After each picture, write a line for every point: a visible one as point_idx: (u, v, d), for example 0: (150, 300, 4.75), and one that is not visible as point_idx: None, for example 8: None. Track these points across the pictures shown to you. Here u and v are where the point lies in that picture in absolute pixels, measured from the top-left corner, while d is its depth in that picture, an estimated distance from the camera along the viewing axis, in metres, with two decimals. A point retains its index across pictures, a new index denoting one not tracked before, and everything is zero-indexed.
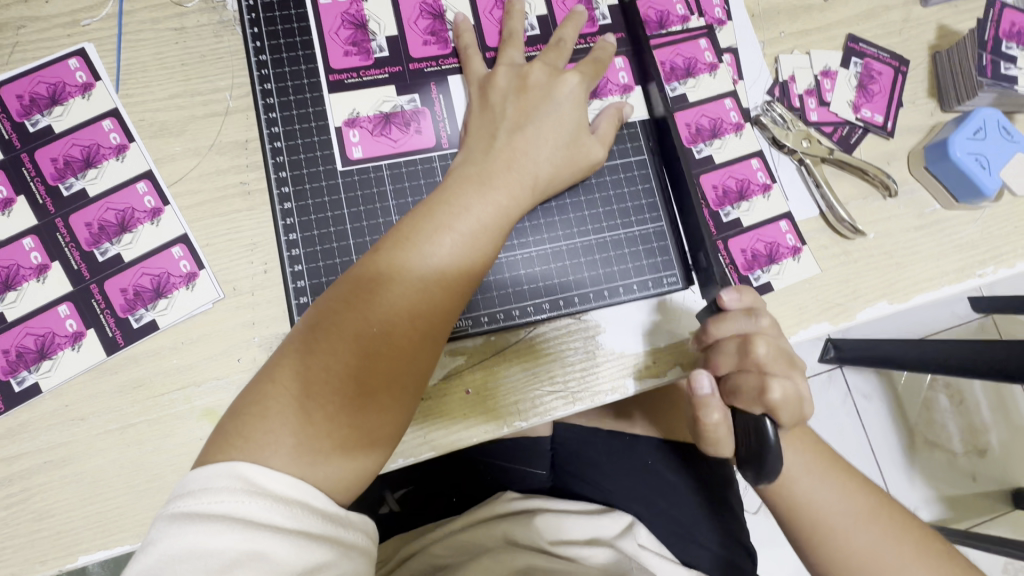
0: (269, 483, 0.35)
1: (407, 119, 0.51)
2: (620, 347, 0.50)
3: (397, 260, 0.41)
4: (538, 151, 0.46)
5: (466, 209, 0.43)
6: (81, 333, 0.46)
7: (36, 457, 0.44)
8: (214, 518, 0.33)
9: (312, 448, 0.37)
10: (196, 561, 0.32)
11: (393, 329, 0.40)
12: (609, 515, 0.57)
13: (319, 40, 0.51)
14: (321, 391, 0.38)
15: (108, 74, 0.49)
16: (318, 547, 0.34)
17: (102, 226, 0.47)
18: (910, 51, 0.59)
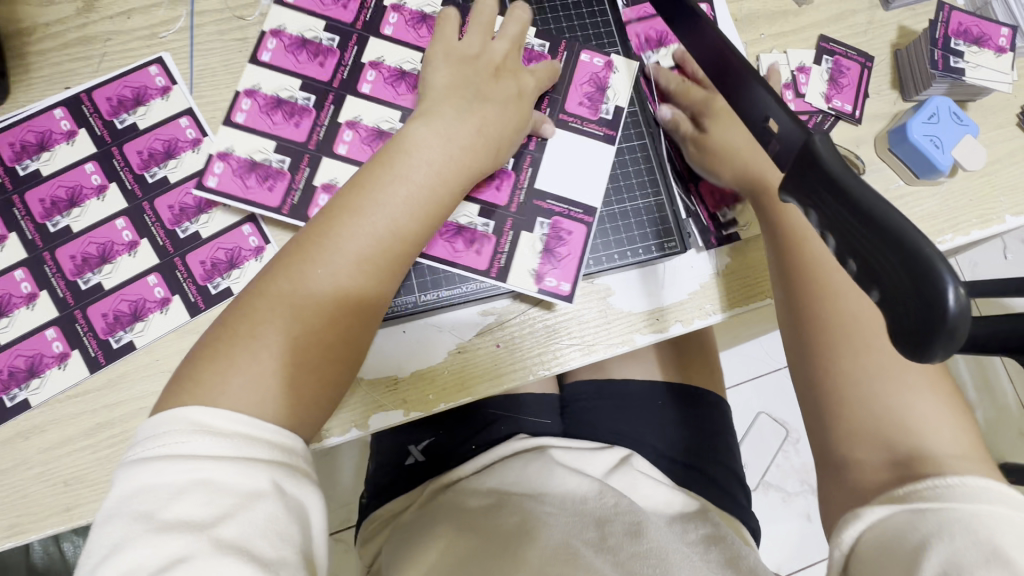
0: (220, 422, 0.38)
1: None
2: (629, 307, 0.58)
3: (356, 204, 0.47)
4: (494, 120, 0.53)
5: (414, 165, 0.49)
6: (168, 299, 0.53)
7: (133, 405, 0.51)
8: (165, 456, 0.36)
9: (286, 355, 0.43)
10: (150, 493, 0.35)
11: (352, 262, 0.46)
12: (610, 450, 0.70)
13: (371, 100, 0.58)
14: (294, 312, 0.44)
15: (183, 79, 0.57)
16: (257, 473, 0.37)
17: (183, 207, 0.55)
18: (874, 49, 0.68)
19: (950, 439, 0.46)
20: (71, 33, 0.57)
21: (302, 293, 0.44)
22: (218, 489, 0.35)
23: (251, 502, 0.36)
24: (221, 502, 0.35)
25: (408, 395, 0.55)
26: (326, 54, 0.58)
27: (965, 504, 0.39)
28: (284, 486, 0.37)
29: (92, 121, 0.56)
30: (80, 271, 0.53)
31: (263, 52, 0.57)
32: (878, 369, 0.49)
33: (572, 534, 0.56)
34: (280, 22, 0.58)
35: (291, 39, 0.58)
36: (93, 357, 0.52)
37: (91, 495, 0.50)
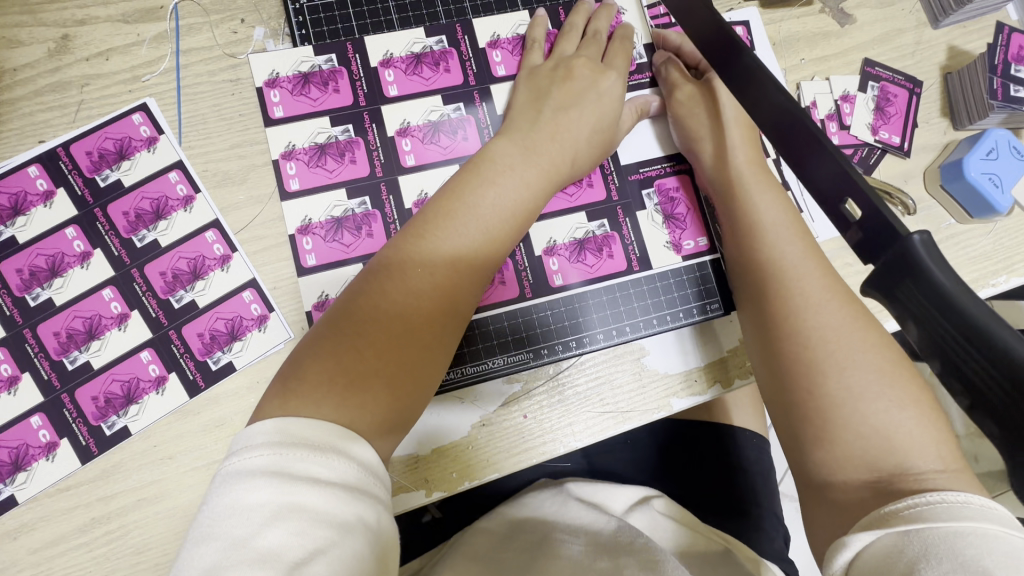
0: (314, 437, 0.36)
1: (453, 126, 0.52)
2: (665, 370, 0.54)
3: (449, 213, 0.45)
4: (581, 127, 0.50)
5: (510, 173, 0.47)
6: (164, 377, 0.49)
7: (130, 496, 0.47)
8: (257, 477, 0.33)
9: (366, 386, 0.40)
10: (240, 517, 0.32)
11: (443, 277, 0.43)
12: (631, 488, 0.65)
13: (424, 169, 0.51)
14: (379, 330, 0.41)
15: (170, 127, 0.52)
16: (353, 502, 0.34)
17: (176, 273, 0.50)
18: (922, 73, 0.62)
19: (932, 450, 0.39)
20: (43, 79, 0.51)
21: (390, 301, 0.42)
22: (310, 518, 0.33)
23: (345, 535, 0.33)
24: (315, 535, 0.32)
25: (430, 474, 0.50)
26: (352, 147, 0.51)
27: (948, 522, 0.33)
28: (372, 521, 0.35)
29: (72, 178, 0.50)
30: (65, 350, 0.48)
31: (283, 177, 0.51)
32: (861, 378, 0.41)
33: (584, 565, 0.50)
34: (286, 142, 0.51)
35: (306, 152, 0.51)
36: (83, 446, 0.47)
37: None
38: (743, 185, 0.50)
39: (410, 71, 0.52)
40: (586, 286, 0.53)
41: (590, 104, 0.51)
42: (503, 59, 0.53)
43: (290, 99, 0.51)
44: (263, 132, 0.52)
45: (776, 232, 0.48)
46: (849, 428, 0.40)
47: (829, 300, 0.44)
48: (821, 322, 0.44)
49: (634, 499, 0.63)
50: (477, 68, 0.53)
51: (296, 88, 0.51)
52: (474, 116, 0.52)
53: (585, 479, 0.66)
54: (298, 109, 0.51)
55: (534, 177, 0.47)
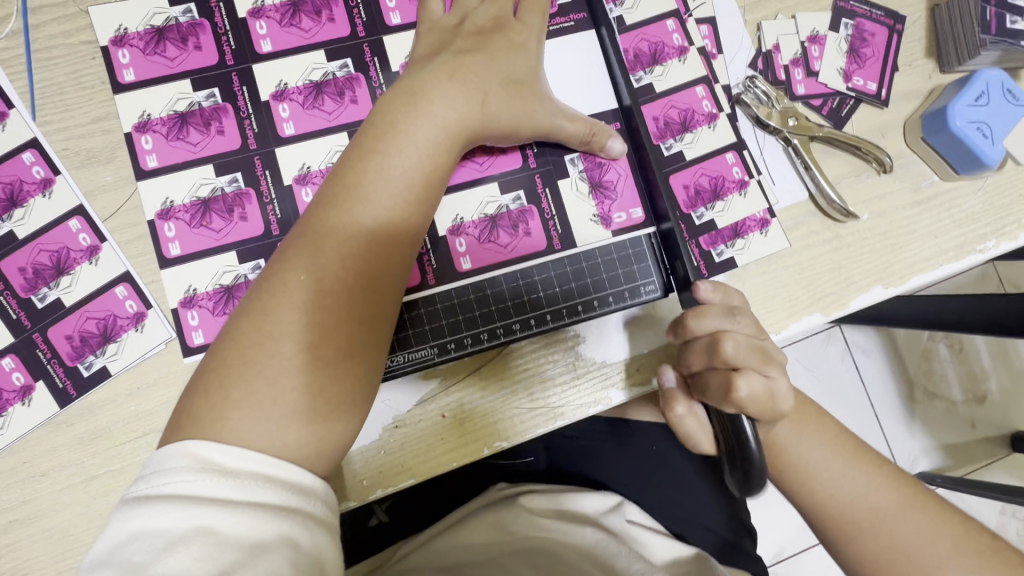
0: (227, 458, 0.32)
1: (340, 86, 0.44)
2: (602, 358, 0.48)
3: (334, 204, 0.37)
4: (492, 73, 0.42)
5: (403, 138, 0.39)
6: (30, 387, 0.43)
7: (1, 517, 0.43)
8: (164, 498, 0.30)
9: (265, 419, 0.34)
10: (142, 542, 0.29)
11: (342, 280, 0.36)
12: (598, 493, 0.58)
13: (303, 139, 0.44)
14: (270, 359, 0.35)
15: (22, 100, 0.45)
16: (274, 520, 0.31)
17: (36, 269, 0.44)
18: (904, 6, 0.54)
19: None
20: None
21: (285, 319, 0.35)
22: (222, 542, 0.29)
23: (256, 558, 0.29)
24: (224, 559, 0.29)
25: (341, 485, 0.45)
26: (219, 117, 0.44)
27: None
28: (298, 538, 0.31)
29: None
30: None
31: (138, 154, 0.44)
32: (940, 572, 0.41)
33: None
34: (140, 110, 0.44)
35: (164, 122, 0.44)
36: None
37: None
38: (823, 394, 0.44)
39: (287, 22, 0.44)
40: (502, 269, 0.47)
41: (494, 53, 0.43)
42: (398, 5, 0.46)
43: (142, 59, 0.44)
44: (113, 99, 0.45)
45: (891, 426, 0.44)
46: None
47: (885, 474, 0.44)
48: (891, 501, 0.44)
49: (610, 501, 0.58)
50: (367, 16, 0.45)
51: (148, 46, 0.44)
52: (360, 74, 0.45)
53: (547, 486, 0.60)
54: (157, 72, 0.44)
55: (432, 138, 0.39)
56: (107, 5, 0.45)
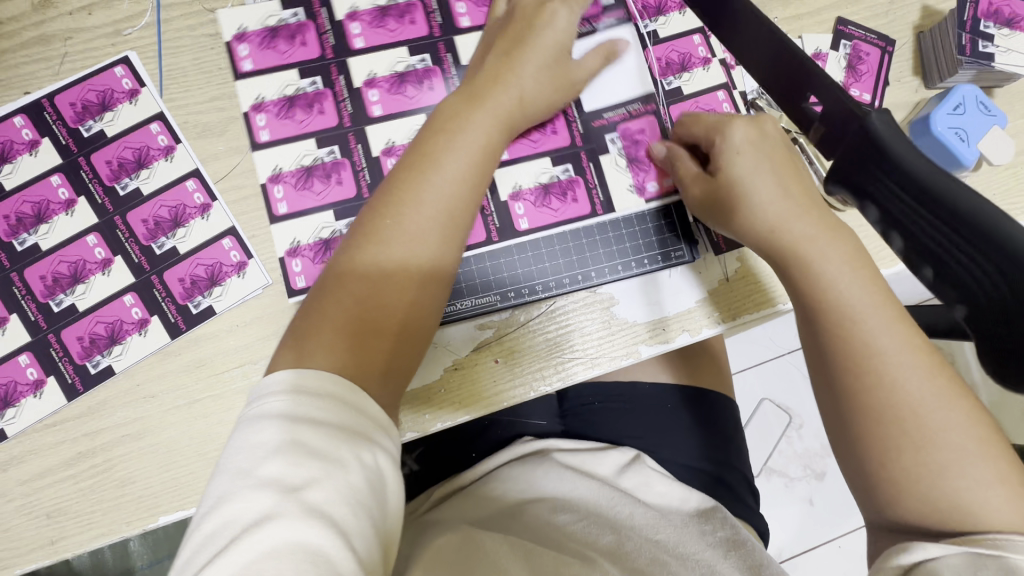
0: (315, 385, 0.37)
1: (419, 76, 0.54)
2: (632, 317, 0.55)
3: (415, 176, 0.44)
4: (529, 68, 0.49)
5: (469, 125, 0.46)
6: (146, 320, 0.50)
7: (115, 432, 0.49)
8: (263, 418, 0.35)
9: (362, 348, 0.40)
10: (247, 451, 0.34)
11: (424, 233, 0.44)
12: (616, 449, 0.65)
13: (389, 119, 0.53)
14: (367, 299, 0.42)
15: (152, 80, 0.53)
16: (349, 444, 0.35)
17: (157, 221, 0.52)
18: (895, 32, 0.63)
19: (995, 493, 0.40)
20: (27, 32, 0.52)
21: (379, 267, 0.42)
22: (309, 455, 0.34)
23: (338, 470, 0.34)
24: (309, 467, 0.33)
25: (408, 414, 0.52)
26: (320, 100, 0.53)
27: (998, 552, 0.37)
28: (365, 458, 0.35)
29: (57, 129, 0.52)
30: (51, 293, 0.50)
31: (253, 127, 0.53)
32: (957, 454, 0.40)
33: (588, 539, 0.52)
34: (255, 94, 0.53)
35: (276, 104, 0.53)
36: (70, 384, 0.49)
37: (78, 527, 0.48)
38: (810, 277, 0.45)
39: (376, 23, 0.54)
40: (553, 232, 0.55)
41: (538, 43, 0.50)
42: (467, 10, 0.55)
43: (259, 53, 0.53)
44: (233, 84, 0.53)
45: (871, 340, 0.42)
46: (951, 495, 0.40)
47: (909, 376, 0.42)
48: (911, 402, 0.41)
49: (625, 459, 0.64)
50: (442, 19, 0.55)
51: (264, 42, 0.53)
52: (438, 67, 0.54)
53: (572, 443, 0.67)
54: (271, 62, 0.53)
55: (492, 118, 0.47)
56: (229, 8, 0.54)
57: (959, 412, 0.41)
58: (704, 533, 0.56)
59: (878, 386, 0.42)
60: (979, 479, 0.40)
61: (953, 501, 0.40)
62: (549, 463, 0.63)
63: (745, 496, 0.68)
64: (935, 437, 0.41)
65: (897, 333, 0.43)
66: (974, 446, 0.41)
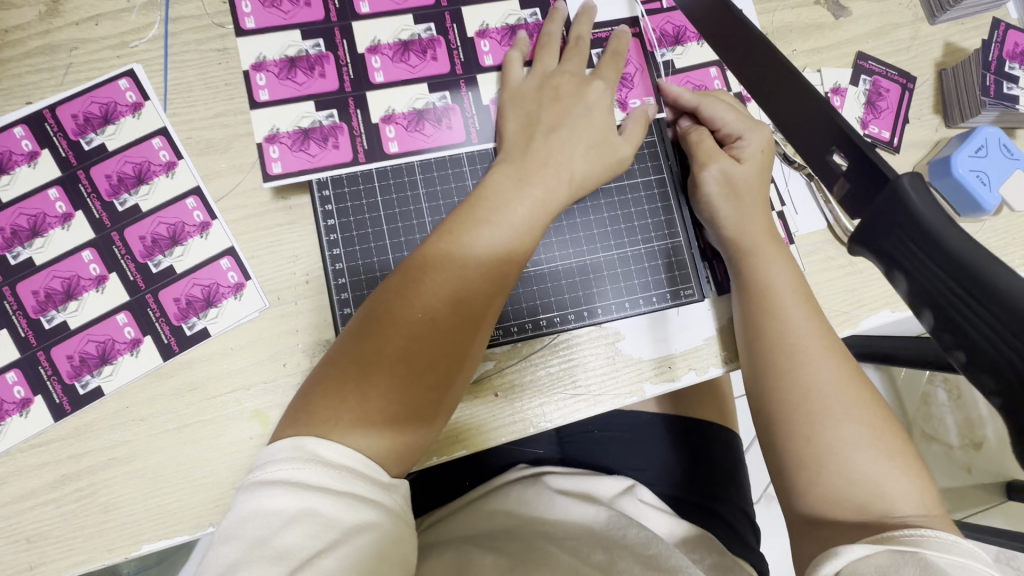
0: (332, 454, 0.37)
1: (438, 115, 0.53)
2: (637, 354, 0.54)
3: (479, 219, 0.45)
4: (577, 146, 0.50)
5: (513, 208, 0.46)
6: (139, 340, 0.49)
7: (100, 455, 0.48)
8: (278, 484, 0.35)
9: (411, 385, 0.41)
10: (260, 519, 0.34)
11: (483, 270, 0.44)
12: (611, 478, 0.64)
13: (406, 158, 0.53)
14: (423, 332, 0.42)
15: (156, 94, 0.52)
16: (364, 508, 0.36)
17: (153, 240, 0.50)
18: (917, 68, 0.62)
19: (915, 498, 0.39)
20: (33, 40, 0.52)
21: (434, 296, 0.42)
22: (325, 522, 0.34)
23: (348, 539, 0.34)
24: (323, 537, 0.34)
25: None
26: (337, 134, 0.52)
27: (940, 552, 0.33)
28: (375, 524, 0.36)
29: (57, 140, 0.51)
30: (43, 309, 0.49)
31: (265, 159, 0.51)
32: (858, 440, 0.41)
33: (580, 556, 0.50)
34: (270, 124, 0.51)
35: (290, 136, 0.51)
36: (58, 404, 0.48)
37: (58, 553, 0.46)
38: (750, 265, 0.49)
39: (397, 58, 0.53)
40: (560, 266, 0.54)
41: (587, 119, 0.51)
42: (491, 48, 0.55)
43: (275, 82, 0.52)
44: (249, 115, 0.52)
45: (789, 320, 0.46)
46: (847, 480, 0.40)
47: (826, 360, 0.44)
48: (819, 383, 0.43)
49: (620, 487, 0.63)
50: (464, 57, 0.54)
51: (282, 72, 0.52)
52: (454, 105, 0.54)
53: (565, 469, 0.66)
54: (285, 92, 0.52)
55: (562, 168, 0.49)
56: (246, 35, 0.52)
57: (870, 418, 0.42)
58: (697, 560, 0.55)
59: (800, 368, 0.44)
60: (885, 470, 0.40)
61: (859, 482, 0.40)
62: (541, 488, 0.62)
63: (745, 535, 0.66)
64: (840, 415, 0.42)
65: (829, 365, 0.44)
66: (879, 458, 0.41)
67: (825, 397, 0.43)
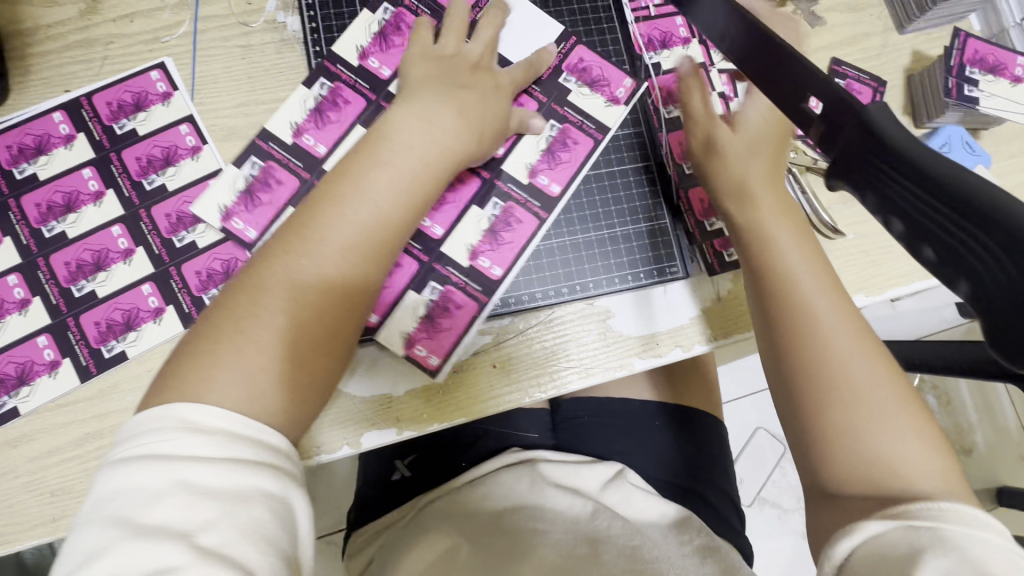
0: (200, 417, 0.36)
1: (318, 116, 0.57)
2: (625, 330, 0.58)
3: (359, 175, 0.46)
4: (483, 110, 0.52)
5: (367, 190, 0.45)
6: (162, 309, 0.53)
7: (122, 416, 0.51)
8: (142, 461, 0.34)
9: (298, 338, 0.41)
10: (125, 496, 0.33)
11: (378, 228, 0.45)
12: (604, 464, 0.67)
13: (570, 191, 0.58)
14: (303, 293, 0.42)
15: (184, 85, 0.57)
16: (240, 477, 0.34)
17: (449, 308, 0.55)
18: (887, 73, 0.67)
19: (917, 452, 0.41)
20: (72, 35, 0.56)
21: (316, 267, 0.43)
22: (195, 491, 0.33)
23: (236, 505, 0.34)
24: (202, 507, 0.33)
25: (403, 415, 0.54)
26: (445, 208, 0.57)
27: (961, 527, 0.36)
28: (261, 487, 0.35)
29: (92, 125, 0.55)
30: (74, 279, 0.52)
31: (483, 271, 0.56)
32: (876, 405, 0.42)
33: (565, 549, 0.54)
34: (313, 52, 0.58)
35: (329, 57, 0.58)
36: (84, 366, 0.51)
37: (79, 507, 0.49)
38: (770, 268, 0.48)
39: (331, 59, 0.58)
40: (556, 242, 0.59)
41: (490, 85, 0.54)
42: (379, 63, 0.59)
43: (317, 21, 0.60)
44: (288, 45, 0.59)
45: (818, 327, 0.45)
46: (861, 459, 0.41)
47: (823, 300, 0.45)
48: (852, 383, 0.43)
49: (610, 474, 0.66)
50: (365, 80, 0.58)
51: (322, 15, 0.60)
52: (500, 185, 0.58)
53: (559, 456, 0.68)
54: (444, 224, 0.57)
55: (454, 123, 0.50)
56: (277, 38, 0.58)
57: (888, 378, 0.43)
58: (683, 542, 0.57)
59: (815, 345, 0.44)
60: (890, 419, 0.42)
61: (874, 460, 0.41)
62: (532, 478, 0.64)
63: (730, 513, 0.70)
64: (858, 385, 0.43)
65: (822, 278, 0.47)
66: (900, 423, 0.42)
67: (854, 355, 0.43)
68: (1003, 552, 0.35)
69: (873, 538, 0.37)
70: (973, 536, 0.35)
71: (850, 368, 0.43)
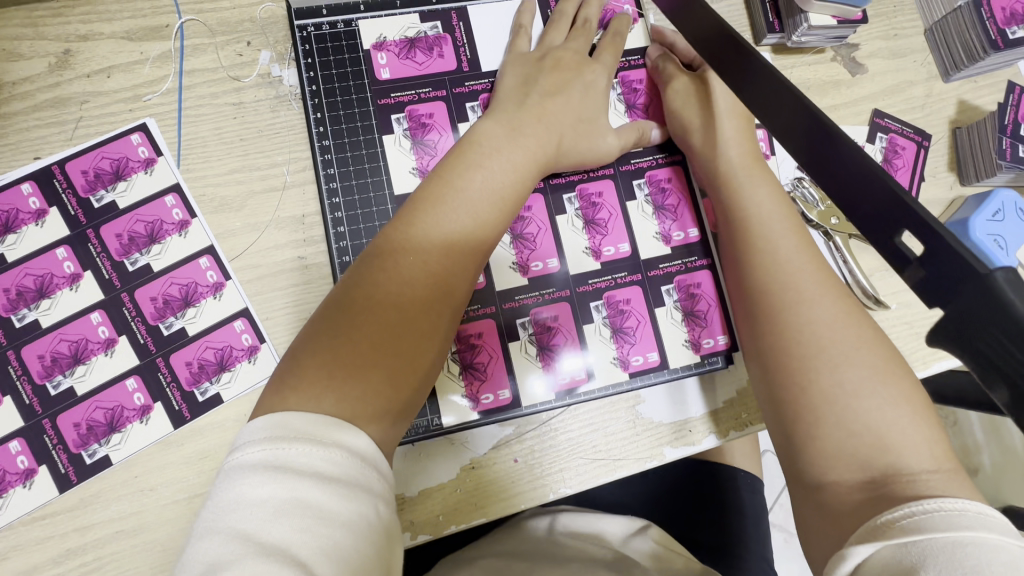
0: (343, 433, 0.33)
1: (418, 120, 0.55)
2: (657, 417, 0.53)
3: (462, 166, 0.45)
4: (564, 116, 0.51)
5: (472, 183, 0.44)
6: (149, 407, 0.47)
7: (107, 528, 0.46)
8: (259, 471, 0.30)
9: (394, 335, 0.38)
10: (243, 510, 0.29)
11: (481, 221, 0.43)
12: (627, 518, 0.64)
13: (636, 245, 0.56)
14: (407, 281, 0.39)
15: (170, 150, 0.51)
16: (355, 501, 0.31)
17: (624, 310, 0.55)
18: (932, 126, 0.62)
19: (924, 450, 0.37)
20: (41, 94, 0.50)
21: (422, 254, 0.40)
22: (315, 514, 0.29)
23: (351, 535, 0.30)
24: (321, 534, 0.29)
25: (417, 518, 0.49)
26: (537, 234, 0.54)
27: (946, 532, 0.30)
28: (369, 518, 0.31)
29: (65, 198, 0.49)
30: (49, 374, 0.47)
31: (683, 244, 0.57)
32: (866, 381, 0.39)
33: None
34: (377, 33, 0.55)
35: (396, 44, 0.55)
36: (63, 474, 0.46)
37: None
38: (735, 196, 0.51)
39: (403, 55, 0.55)
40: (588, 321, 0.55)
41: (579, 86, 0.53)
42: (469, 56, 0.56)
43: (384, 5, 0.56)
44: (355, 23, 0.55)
45: (793, 284, 0.44)
46: (844, 431, 0.38)
47: (817, 300, 0.43)
48: (811, 324, 0.42)
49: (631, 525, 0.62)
50: (470, 55, 0.56)
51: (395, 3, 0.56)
52: (631, 167, 0.57)
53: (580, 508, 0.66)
54: (625, 238, 0.56)
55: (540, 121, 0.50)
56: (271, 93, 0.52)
57: (867, 337, 0.41)
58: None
59: (796, 309, 0.43)
60: (884, 403, 0.38)
61: (863, 434, 0.38)
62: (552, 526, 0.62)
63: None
64: (844, 362, 0.40)
65: (805, 256, 0.46)
66: (902, 409, 0.38)
67: (836, 324, 0.42)
68: (1005, 557, 0.29)
69: (859, 570, 0.32)
70: (961, 542, 0.30)
71: (826, 325, 0.42)
